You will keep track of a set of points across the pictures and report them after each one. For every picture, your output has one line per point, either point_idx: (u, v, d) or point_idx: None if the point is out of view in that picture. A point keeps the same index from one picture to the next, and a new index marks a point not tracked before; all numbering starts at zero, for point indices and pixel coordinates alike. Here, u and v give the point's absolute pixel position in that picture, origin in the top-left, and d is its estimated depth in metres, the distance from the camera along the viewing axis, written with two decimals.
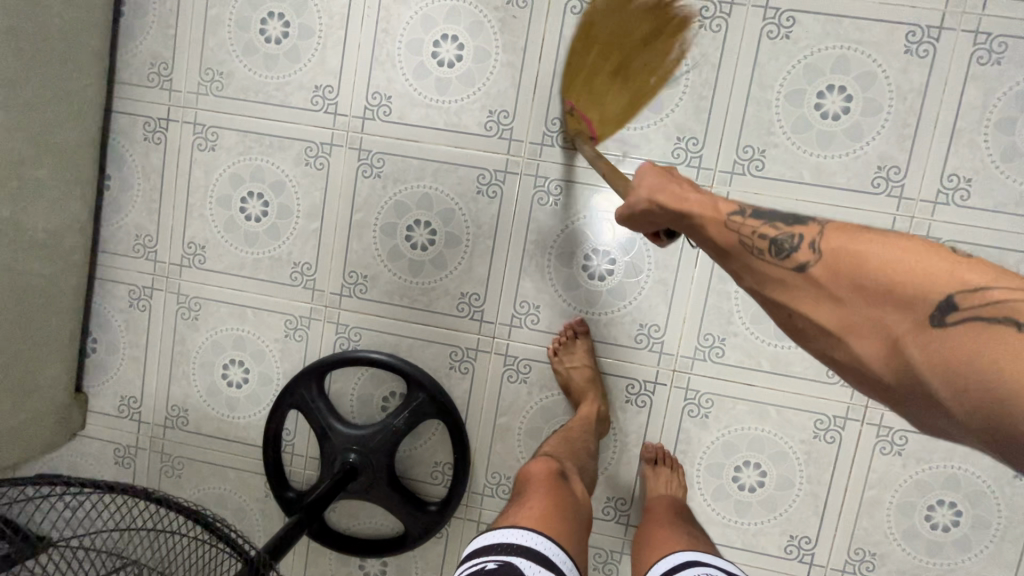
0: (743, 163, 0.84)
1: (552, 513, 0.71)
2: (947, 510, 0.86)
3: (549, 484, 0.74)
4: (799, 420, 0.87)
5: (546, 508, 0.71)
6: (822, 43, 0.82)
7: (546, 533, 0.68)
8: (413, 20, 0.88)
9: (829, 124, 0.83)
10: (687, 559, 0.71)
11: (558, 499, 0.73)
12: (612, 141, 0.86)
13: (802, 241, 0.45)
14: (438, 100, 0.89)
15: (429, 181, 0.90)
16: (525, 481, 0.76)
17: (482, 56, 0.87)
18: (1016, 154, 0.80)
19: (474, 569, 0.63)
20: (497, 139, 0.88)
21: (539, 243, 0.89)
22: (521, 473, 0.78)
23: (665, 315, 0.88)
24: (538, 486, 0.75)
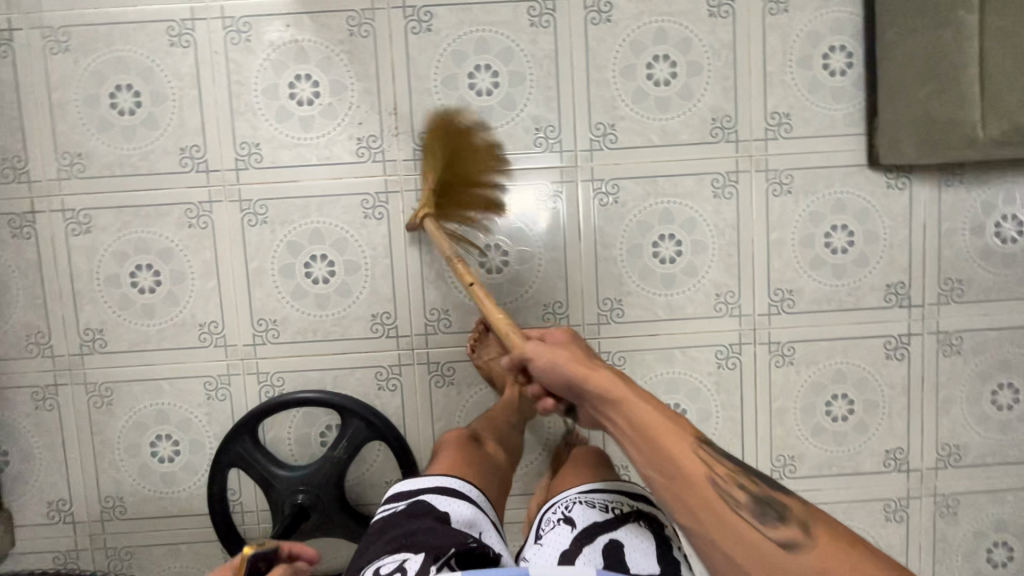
0: (598, 139, 0.92)
1: (466, 463, 0.79)
2: (843, 402, 0.97)
3: (463, 445, 0.83)
4: (703, 354, 0.96)
5: (459, 459, 0.80)
6: (639, 20, 0.91)
7: (457, 474, 0.77)
8: (264, 67, 0.91)
9: (662, 90, 0.92)
10: (590, 488, 0.77)
11: (472, 455, 0.82)
12: (479, 142, 0.92)
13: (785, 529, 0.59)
14: (306, 137, 0.91)
15: (316, 216, 0.93)
16: (440, 446, 0.84)
17: (338, 89, 0.91)
18: (820, 85, 0.92)
19: (388, 512, 0.71)
20: (371, 163, 0.92)
21: (434, 251, 0.93)
22: (438, 442, 0.86)
23: (564, 291, 0.94)
24: (451, 446, 0.83)
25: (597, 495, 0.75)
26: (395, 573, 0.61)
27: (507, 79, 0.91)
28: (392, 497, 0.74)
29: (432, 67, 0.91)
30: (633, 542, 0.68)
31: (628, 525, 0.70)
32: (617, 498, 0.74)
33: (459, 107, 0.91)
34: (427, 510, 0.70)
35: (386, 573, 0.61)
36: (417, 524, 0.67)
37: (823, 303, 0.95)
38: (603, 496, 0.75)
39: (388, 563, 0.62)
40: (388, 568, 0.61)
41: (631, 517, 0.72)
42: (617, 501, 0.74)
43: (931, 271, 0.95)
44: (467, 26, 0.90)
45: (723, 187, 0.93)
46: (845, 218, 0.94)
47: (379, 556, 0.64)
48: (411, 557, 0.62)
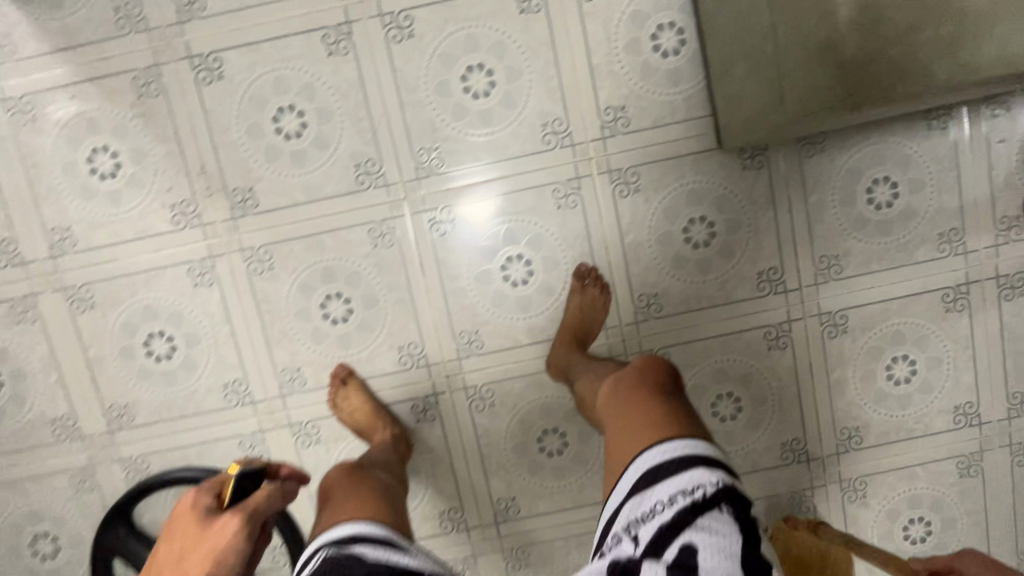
0: (424, 167, 0.86)
1: (370, 502, 0.70)
2: (728, 401, 0.92)
3: (348, 480, 0.75)
4: None
5: (361, 501, 0.70)
6: (445, 30, 0.83)
7: (366, 517, 0.67)
8: (56, 145, 0.85)
9: (482, 103, 0.84)
10: (683, 453, 0.60)
11: (366, 487, 0.74)
12: (298, 190, 0.86)
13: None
14: (116, 212, 0.86)
15: (145, 293, 0.88)
16: (326, 492, 0.73)
17: (139, 156, 0.85)
18: (653, 70, 0.84)
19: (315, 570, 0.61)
20: (190, 229, 0.86)
21: (274, 310, 0.89)
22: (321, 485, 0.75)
23: (417, 330, 0.89)
24: (341, 487, 0.73)
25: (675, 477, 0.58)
26: None
27: (314, 117, 0.84)
28: (328, 540, 0.65)
29: (232, 116, 0.84)
30: (710, 539, 0.52)
31: (699, 523, 0.53)
32: (688, 482, 0.57)
33: (269, 156, 0.85)
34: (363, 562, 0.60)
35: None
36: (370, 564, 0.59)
37: (692, 302, 0.90)
38: (676, 480, 0.57)
39: None
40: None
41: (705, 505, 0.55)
42: (694, 481, 0.57)
43: (803, 252, 0.88)
44: (261, 66, 0.83)
45: (565, 197, 0.87)
46: (703, 209, 0.87)
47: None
48: None
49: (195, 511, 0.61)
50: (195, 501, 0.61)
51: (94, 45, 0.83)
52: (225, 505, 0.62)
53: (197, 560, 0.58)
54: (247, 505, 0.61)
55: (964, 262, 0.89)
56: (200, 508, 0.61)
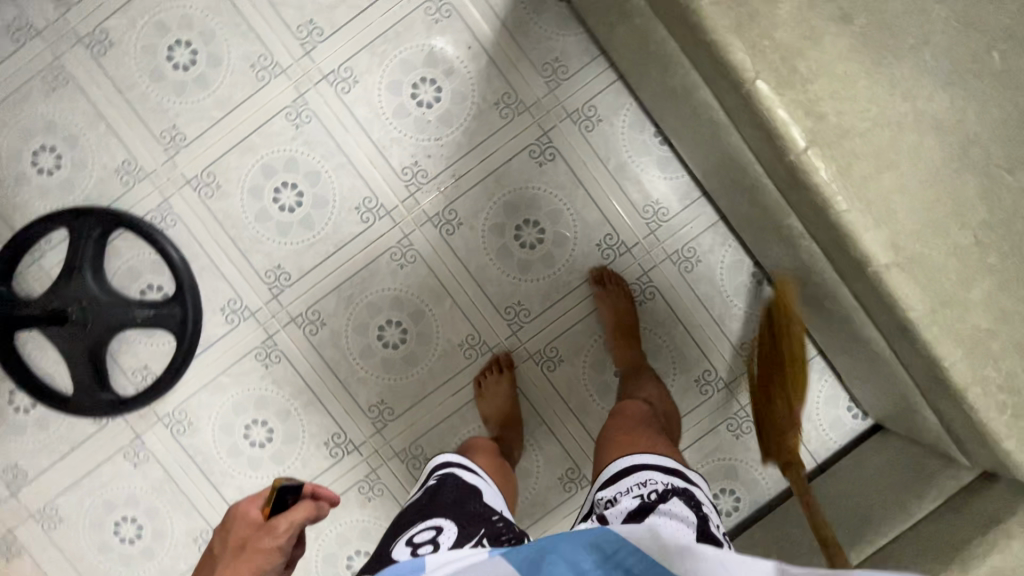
0: (542, 356, 0.97)
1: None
2: None
3: None
4: None
5: None
6: (655, 326, 0.96)
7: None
8: (422, 47, 0.93)
9: (613, 380, 0.97)
10: (632, 462, 0.69)
11: None
12: (476, 261, 0.95)
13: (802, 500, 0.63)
14: (388, 118, 0.93)
15: (328, 166, 0.94)
16: None
17: (444, 120, 0.94)
18: None
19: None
20: (402, 185, 0.94)
21: (366, 282, 0.95)
22: None
23: (404, 408, 0.97)
24: None
25: (621, 482, 0.68)
26: (426, 542, 0.58)
27: (541, 251, 0.95)
28: (439, 473, 0.72)
29: (513, 185, 0.94)
30: (676, 515, 0.60)
31: (670, 509, 0.61)
32: (658, 478, 0.66)
33: (494, 228, 0.95)
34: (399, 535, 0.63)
35: (420, 541, 0.59)
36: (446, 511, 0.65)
37: None
38: (631, 479, 0.67)
39: (419, 535, 0.60)
40: (422, 539, 0.59)
41: (668, 494, 0.64)
42: (653, 480, 0.66)
43: None
44: (561, 193, 0.94)
45: (570, 479, 0.98)
46: None
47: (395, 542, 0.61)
48: (444, 531, 0.60)
49: (243, 522, 0.62)
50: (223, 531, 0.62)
51: (518, 52, 0.93)
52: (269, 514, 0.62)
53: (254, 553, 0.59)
54: (291, 517, 0.60)
55: None
56: (242, 521, 0.62)
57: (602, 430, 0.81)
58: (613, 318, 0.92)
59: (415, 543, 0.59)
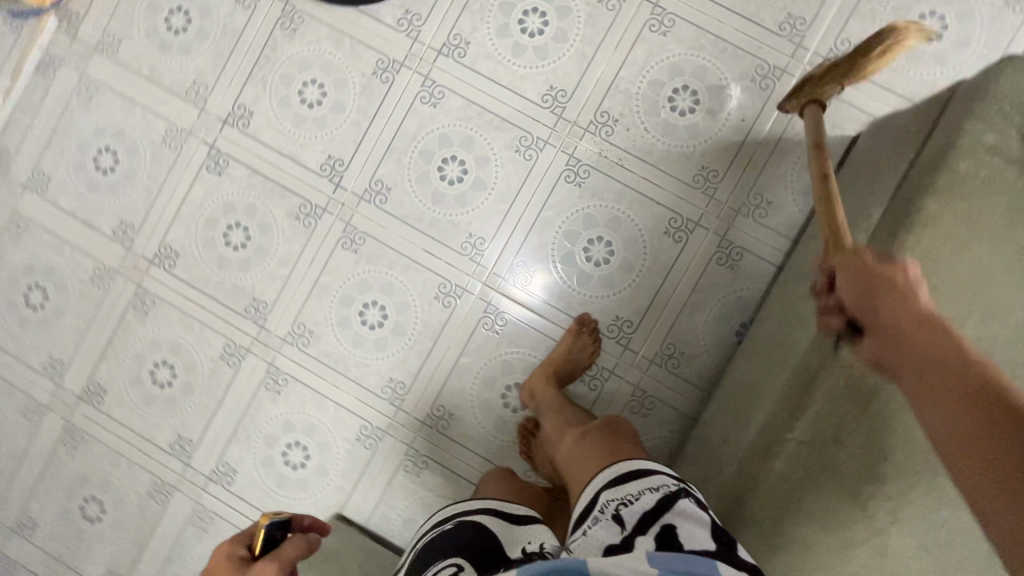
0: (492, 314, 0.98)
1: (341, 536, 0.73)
2: (169, 374, 1.05)
3: None
4: (272, 290, 1.02)
5: None
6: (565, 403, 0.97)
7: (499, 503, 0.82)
8: (719, 78, 0.94)
9: (499, 386, 0.99)
10: (634, 469, 0.69)
11: None
12: (550, 216, 0.97)
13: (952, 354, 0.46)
14: (642, 77, 0.95)
15: (575, 44, 0.95)
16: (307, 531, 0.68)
17: (664, 128, 0.95)
18: (426, 508, 1.00)
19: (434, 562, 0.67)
20: (588, 117, 0.96)
21: (487, 127, 0.97)
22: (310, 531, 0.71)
23: (390, 212, 1.00)
24: None
25: (618, 488, 0.68)
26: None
27: (585, 269, 0.97)
28: (437, 520, 0.77)
29: (634, 216, 0.95)
30: (689, 521, 0.61)
31: (679, 508, 0.63)
32: (663, 482, 0.66)
33: (587, 218, 0.96)
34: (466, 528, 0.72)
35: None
36: (456, 540, 0.70)
37: (252, 410, 1.03)
38: (631, 487, 0.67)
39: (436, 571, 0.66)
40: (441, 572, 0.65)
41: (677, 495, 0.64)
42: (663, 484, 0.66)
43: (228, 505, 1.04)
44: (647, 263, 0.95)
45: (393, 387, 1.01)
46: (308, 467, 1.02)
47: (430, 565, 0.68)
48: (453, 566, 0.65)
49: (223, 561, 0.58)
50: (229, 552, 0.59)
51: (758, 166, 0.94)
52: (255, 552, 0.60)
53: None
54: (289, 552, 0.58)
55: None
56: (229, 560, 0.58)
57: (590, 437, 0.79)
58: (558, 359, 0.93)
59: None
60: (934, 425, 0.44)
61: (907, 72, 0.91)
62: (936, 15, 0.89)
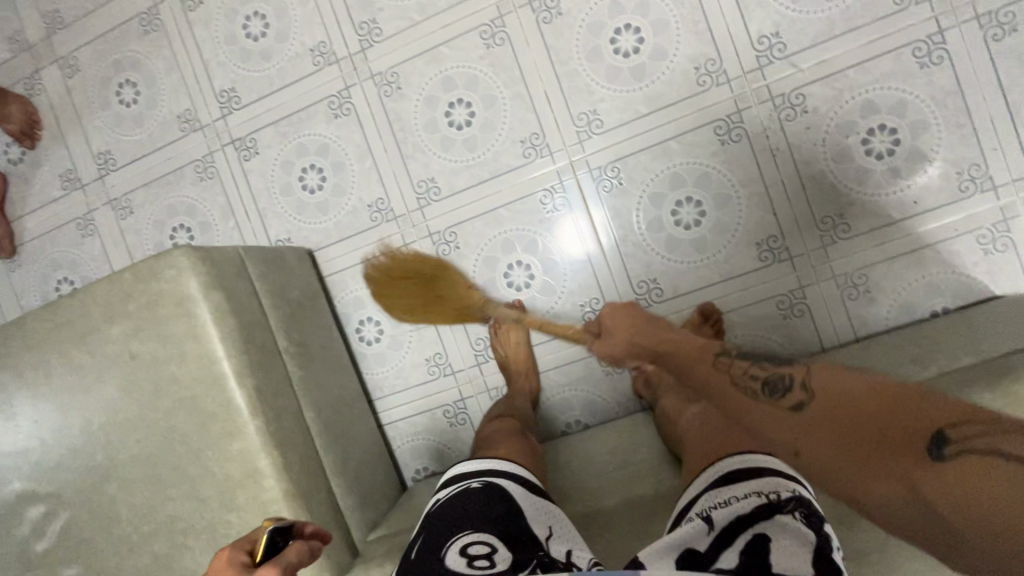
0: (555, 192, 0.92)
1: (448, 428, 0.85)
2: (257, 27, 1.00)
3: None
4: (393, 25, 0.95)
5: None
6: (553, 313, 0.94)
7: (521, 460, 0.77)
8: (931, 150, 0.82)
9: (512, 258, 0.95)
10: (740, 465, 0.68)
11: None
12: (674, 150, 0.89)
13: (795, 386, 0.60)
14: (866, 92, 0.83)
15: (835, 12, 0.82)
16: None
17: (841, 154, 0.84)
18: (377, 303, 0.99)
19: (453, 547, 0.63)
20: (784, 91, 0.85)
21: (691, 26, 0.86)
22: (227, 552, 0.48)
23: (544, 35, 0.90)
24: None
25: (726, 491, 0.66)
26: (478, 559, 0.60)
27: (664, 219, 0.90)
28: (455, 475, 0.74)
29: (744, 208, 0.87)
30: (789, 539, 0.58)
31: (776, 519, 0.60)
32: (768, 488, 0.64)
33: (704, 178, 0.88)
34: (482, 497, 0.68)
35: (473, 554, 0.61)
36: (476, 508, 0.67)
37: (302, 115, 0.99)
38: (739, 486, 0.65)
39: (472, 548, 0.62)
40: (476, 550, 0.61)
41: (778, 504, 0.62)
42: (771, 493, 0.63)
43: (227, 174, 1.03)
44: (719, 257, 0.89)
45: (426, 189, 0.96)
46: (313, 196, 1.00)
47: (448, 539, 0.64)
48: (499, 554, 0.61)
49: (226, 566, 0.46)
50: (231, 556, 0.47)
51: (887, 253, 0.85)
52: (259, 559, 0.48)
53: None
54: (284, 560, 0.46)
55: (104, 187, 1.08)
56: (231, 563, 0.46)
57: (692, 425, 0.79)
58: (670, 343, 0.89)
59: (469, 555, 0.61)
60: (828, 439, 0.53)
61: None
62: None
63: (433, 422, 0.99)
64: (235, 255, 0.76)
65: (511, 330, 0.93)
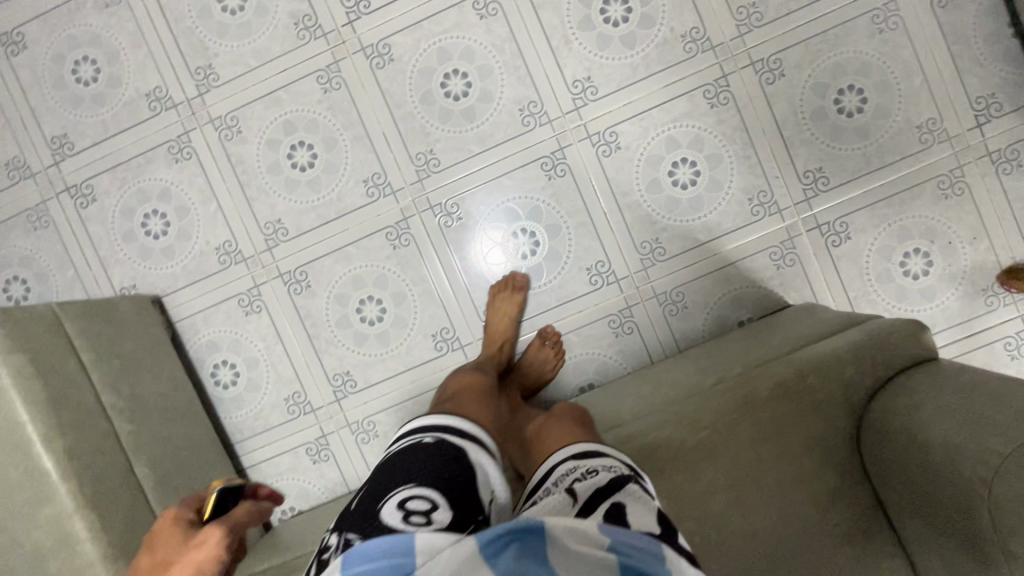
0: (399, 229, 0.96)
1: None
2: (86, 72, 0.97)
3: None
4: (230, 71, 0.96)
5: None
6: (406, 345, 0.97)
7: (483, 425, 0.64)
8: (725, 180, 0.93)
9: (362, 294, 0.97)
10: (576, 451, 0.60)
11: None
12: (507, 186, 0.95)
13: None
14: (668, 129, 0.93)
15: (635, 59, 0.92)
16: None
17: (652, 186, 0.93)
18: (230, 346, 0.99)
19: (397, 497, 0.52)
20: (599, 129, 0.93)
21: (513, 72, 0.93)
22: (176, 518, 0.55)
23: (379, 80, 0.94)
24: None
25: (573, 467, 0.57)
26: (416, 514, 0.49)
27: (503, 250, 0.96)
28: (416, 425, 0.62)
29: (573, 237, 0.95)
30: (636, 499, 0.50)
31: (630, 488, 0.52)
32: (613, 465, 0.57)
33: (535, 212, 0.95)
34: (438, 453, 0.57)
35: (411, 509, 0.50)
36: (423, 465, 0.55)
37: (141, 160, 0.98)
38: (588, 463, 0.57)
39: (411, 502, 0.51)
40: (415, 506, 0.51)
41: (628, 477, 0.54)
42: (614, 466, 0.56)
43: (62, 222, 0.99)
44: (554, 282, 0.96)
45: (273, 230, 0.97)
46: (158, 241, 0.99)
47: (386, 492, 0.53)
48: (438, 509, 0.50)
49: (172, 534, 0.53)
50: (177, 514, 0.55)
51: (697, 272, 0.94)
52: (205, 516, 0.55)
53: (172, 567, 0.50)
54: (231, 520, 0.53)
55: None
56: (178, 520, 0.54)
57: (537, 427, 0.70)
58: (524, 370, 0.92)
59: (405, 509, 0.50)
60: None
61: (870, 285, 0.93)
62: (926, 257, 0.92)
63: (296, 460, 0.99)
64: (47, 314, 0.74)
65: (505, 299, 0.93)
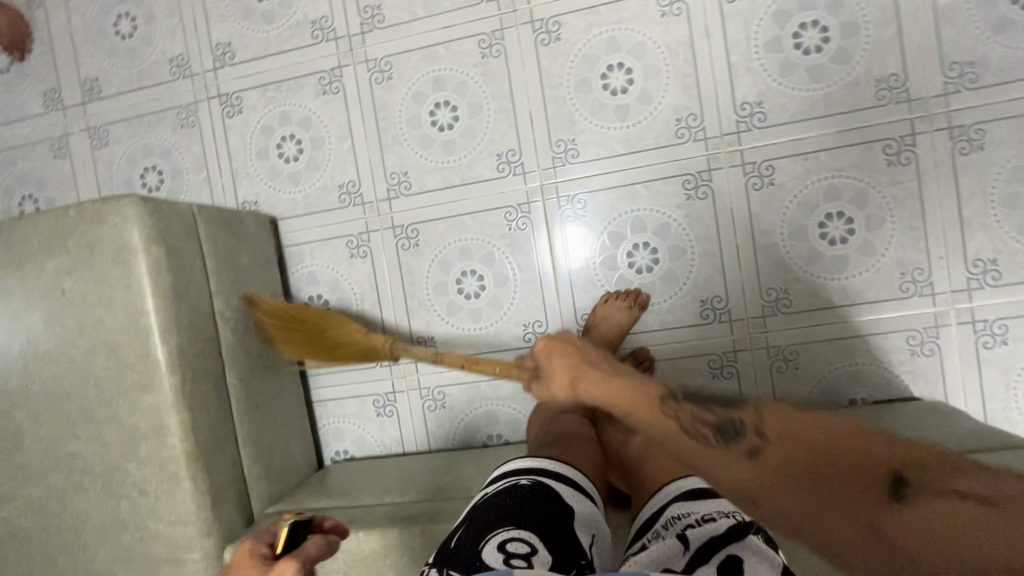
0: (520, 211, 0.94)
1: None
2: None
3: None
4: (396, 16, 0.95)
5: None
6: (496, 327, 0.96)
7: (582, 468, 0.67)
8: (880, 245, 0.85)
9: (467, 266, 0.96)
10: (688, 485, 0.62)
11: None
12: (641, 195, 0.90)
13: None
14: (832, 177, 0.85)
15: (817, 94, 0.84)
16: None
17: (796, 232, 0.87)
18: (328, 282, 1.00)
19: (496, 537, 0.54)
20: (756, 160, 0.87)
21: (680, 79, 0.88)
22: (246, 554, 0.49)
23: (539, 57, 0.91)
24: None
25: (688, 506, 0.60)
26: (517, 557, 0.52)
27: (619, 259, 0.92)
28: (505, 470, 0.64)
29: (695, 264, 0.89)
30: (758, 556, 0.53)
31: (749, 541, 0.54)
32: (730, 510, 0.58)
33: (663, 228, 0.90)
34: (538, 494, 0.59)
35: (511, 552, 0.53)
36: (522, 507, 0.57)
37: (291, 83, 1.00)
38: (703, 505, 0.59)
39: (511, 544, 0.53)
40: (515, 549, 0.53)
41: (746, 527, 0.56)
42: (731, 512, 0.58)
43: (206, 126, 1.03)
44: (663, 305, 0.91)
45: (397, 182, 0.97)
46: (287, 165, 1.01)
47: (486, 532, 0.55)
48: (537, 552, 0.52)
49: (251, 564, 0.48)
50: (252, 548, 0.49)
51: (820, 335, 0.87)
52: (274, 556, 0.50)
53: None
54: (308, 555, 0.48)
55: (83, 115, 1.08)
56: (253, 554, 0.48)
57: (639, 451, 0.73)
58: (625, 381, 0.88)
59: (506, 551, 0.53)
60: None
61: (1013, 400, 0.83)
62: None
63: (362, 407, 1.01)
64: (188, 214, 0.77)
65: (619, 306, 0.88)
